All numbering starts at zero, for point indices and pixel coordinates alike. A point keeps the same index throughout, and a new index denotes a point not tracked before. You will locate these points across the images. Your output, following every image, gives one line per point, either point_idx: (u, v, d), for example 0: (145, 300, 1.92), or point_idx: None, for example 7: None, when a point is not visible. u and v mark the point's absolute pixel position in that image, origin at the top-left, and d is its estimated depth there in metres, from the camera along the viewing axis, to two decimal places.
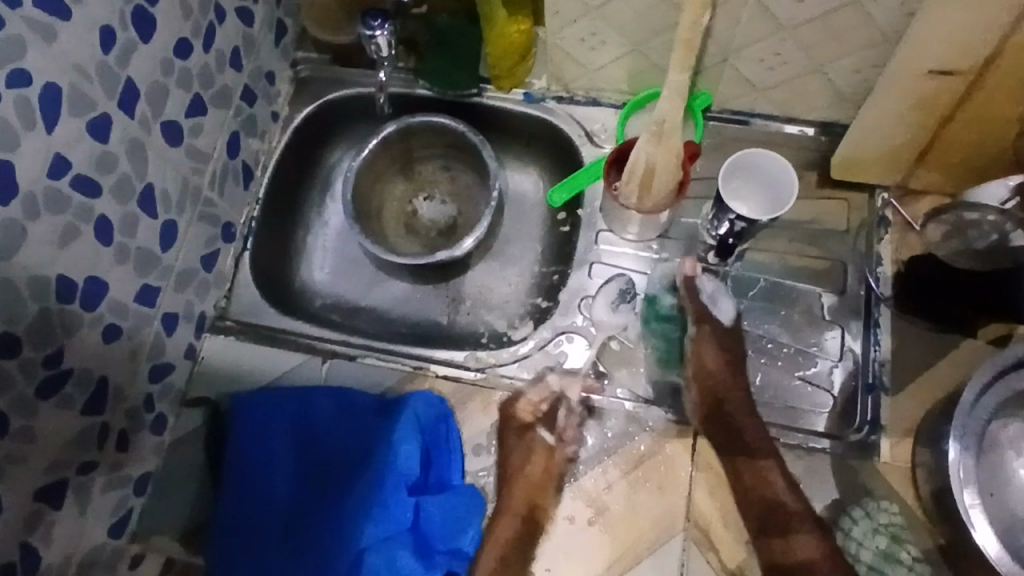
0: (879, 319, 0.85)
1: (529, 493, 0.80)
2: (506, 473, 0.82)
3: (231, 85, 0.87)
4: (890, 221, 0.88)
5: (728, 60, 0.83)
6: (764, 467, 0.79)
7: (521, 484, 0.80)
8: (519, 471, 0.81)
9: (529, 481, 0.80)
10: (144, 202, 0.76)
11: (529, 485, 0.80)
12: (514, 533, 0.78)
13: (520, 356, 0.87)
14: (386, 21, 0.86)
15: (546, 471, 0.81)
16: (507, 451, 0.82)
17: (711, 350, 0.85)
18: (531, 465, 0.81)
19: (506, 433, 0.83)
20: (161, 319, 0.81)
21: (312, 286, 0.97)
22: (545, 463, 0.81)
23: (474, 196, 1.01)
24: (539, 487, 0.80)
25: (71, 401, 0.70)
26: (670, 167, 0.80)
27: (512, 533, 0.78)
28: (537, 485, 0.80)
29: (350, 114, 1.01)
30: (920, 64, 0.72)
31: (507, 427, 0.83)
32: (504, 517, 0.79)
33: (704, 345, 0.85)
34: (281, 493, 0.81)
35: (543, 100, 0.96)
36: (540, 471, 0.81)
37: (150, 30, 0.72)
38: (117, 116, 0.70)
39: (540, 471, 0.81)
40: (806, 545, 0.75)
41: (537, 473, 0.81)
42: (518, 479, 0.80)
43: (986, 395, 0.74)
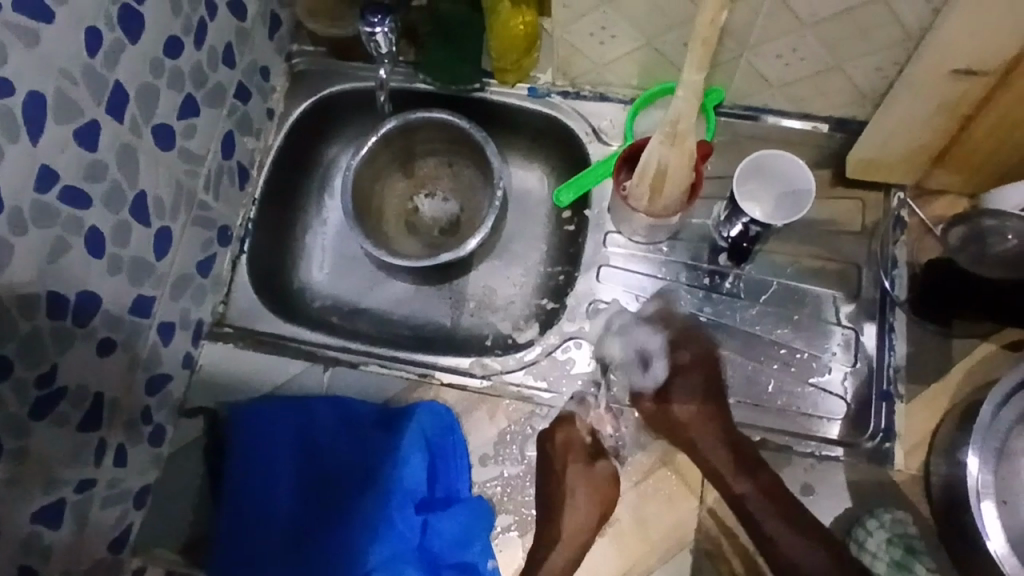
0: (894, 323, 0.83)
1: (584, 522, 0.78)
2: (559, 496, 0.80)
3: (225, 82, 0.84)
4: (906, 222, 0.86)
5: (744, 56, 0.80)
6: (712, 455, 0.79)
7: (582, 516, 0.78)
8: (573, 502, 0.79)
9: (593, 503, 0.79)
10: (136, 209, 0.73)
11: (593, 517, 0.79)
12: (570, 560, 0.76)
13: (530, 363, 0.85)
14: (387, 17, 0.82)
15: (608, 500, 0.79)
16: (572, 484, 0.80)
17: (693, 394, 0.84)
18: (605, 494, 0.80)
19: (575, 468, 0.81)
20: (157, 328, 0.78)
21: (312, 287, 0.95)
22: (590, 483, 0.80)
23: (477, 193, 0.98)
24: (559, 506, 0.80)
25: (65, 419, 0.68)
26: (682, 169, 0.78)
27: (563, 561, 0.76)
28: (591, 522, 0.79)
29: (348, 109, 0.97)
30: (946, 62, 0.69)
31: (574, 463, 0.81)
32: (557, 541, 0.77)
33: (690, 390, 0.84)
34: (282, 510, 0.79)
35: (549, 95, 0.92)
36: (605, 498, 0.80)
37: (139, 28, 0.69)
38: (105, 121, 0.67)
39: (608, 487, 0.80)
40: (742, 484, 0.77)
41: (597, 504, 0.79)
42: (576, 508, 0.79)
43: (1004, 409, 0.74)
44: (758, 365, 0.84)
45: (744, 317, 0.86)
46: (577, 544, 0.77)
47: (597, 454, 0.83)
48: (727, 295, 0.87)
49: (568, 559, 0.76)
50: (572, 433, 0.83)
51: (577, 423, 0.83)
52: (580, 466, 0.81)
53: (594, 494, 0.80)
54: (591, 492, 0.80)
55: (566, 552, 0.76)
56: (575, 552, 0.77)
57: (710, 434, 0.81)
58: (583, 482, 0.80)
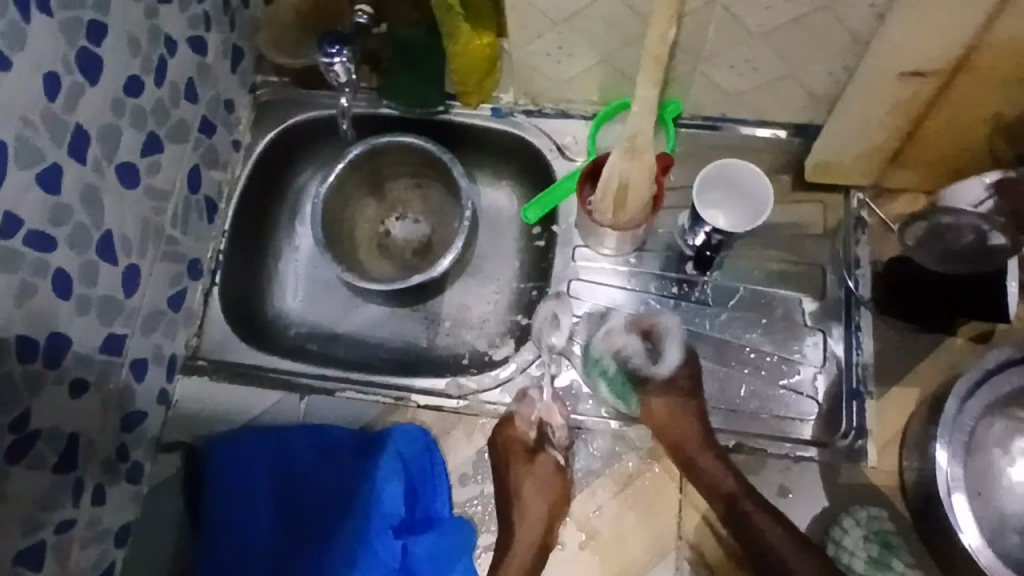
0: (860, 322, 0.85)
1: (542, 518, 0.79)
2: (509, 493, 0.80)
3: (188, 117, 0.84)
4: (866, 222, 0.88)
5: (699, 68, 0.81)
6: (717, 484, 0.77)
7: (534, 513, 0.78)
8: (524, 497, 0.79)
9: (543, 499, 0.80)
10: (102, 248, 0.73)
11: (542, 513, 0.79)
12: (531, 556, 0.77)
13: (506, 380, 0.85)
14: (344, 48, 0.86)
15: (558, 493, 0.81)
16: (516, 482, 0.81)
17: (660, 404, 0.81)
18: (553, 488, 0.81)
19: (515, 465, 0.81)
20: (130, 365, 0.79)
21: (287, 315, 0.95)
22: (548, 482, 0.81)
23: (447, 213, 0.99)
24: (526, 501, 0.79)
25: (41, 462, 0.68)
26: (643, 183, 0.79)
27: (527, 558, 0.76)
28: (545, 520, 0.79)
29: (315, 137, 0.98)
30: (893, 66, 0.70)
31: (512, 455, 0.82)
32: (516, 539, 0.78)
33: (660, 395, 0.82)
34: (262, 538, 0.80)
35: (512, 114, 0.93)
36: (552, 492, 0.80)
37: (98, 70, 0.70)
38: (67, 163, 0.68)
39: (555, 482, 0.81)
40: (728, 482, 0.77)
41: (548, 500, 0.80)
42: (529, 507, 0.79)
43: (970, 402, 0.75)
44: (730, 370, 0.85)
45: (713, 324, 0.87)
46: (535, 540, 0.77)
47: (539, 450, 0.82)
48: (696, 303, 0.88)
49: (532, 556, 0.77)
50: (512, 430, 0.83)
51: (519, 418, 0.83)
52: (524, 463, 0.81)
53: (544, 489, 0.80)
54: (538, 488, 0.80)
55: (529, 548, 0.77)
56: (535, 549, 0.77)
57: (705, 453, 0.79)
58: (530, 478, 0.80)
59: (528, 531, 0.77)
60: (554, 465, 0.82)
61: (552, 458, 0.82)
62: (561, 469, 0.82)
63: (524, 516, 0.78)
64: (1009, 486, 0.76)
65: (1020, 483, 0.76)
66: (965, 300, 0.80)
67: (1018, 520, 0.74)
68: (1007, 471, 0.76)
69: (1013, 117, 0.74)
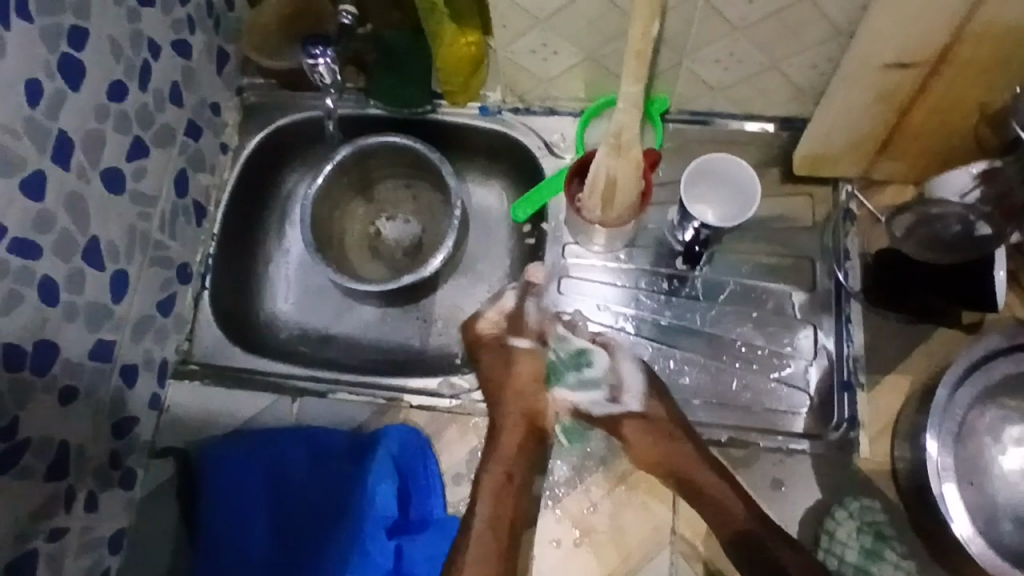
0: (850, 314, 0.85)
1: (490, 514, 0.77)
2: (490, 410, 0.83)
3: (174, 121, 0.84)
4: (855, 214, 0.88)
5: (684, 63, 0.81)
6: (715, 498, 0.76)
7: (505, 459, 0.80)
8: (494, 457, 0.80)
9: (506, 459, 0.80)
10: (89, 255, 0.73)
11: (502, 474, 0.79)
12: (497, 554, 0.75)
13: (497, 301, 0.90)
14: (328, 48, 0.86)
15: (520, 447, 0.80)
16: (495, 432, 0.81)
17: (639, 440, 0.80)
18: (527, 399, 0.83)
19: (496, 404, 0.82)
20: (119, 371, 0.78)
21: (278, 317, 0.95)
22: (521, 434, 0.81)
23: (438, 213, 0.99)
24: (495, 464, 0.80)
25: (31, 471, 0.68)
26: (631, 177, 0.79)
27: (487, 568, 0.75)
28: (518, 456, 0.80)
29: (303, 139, 0.98)
30: (877, 58, 0.70)
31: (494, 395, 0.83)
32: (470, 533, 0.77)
33: (639, 436, 0.81)
34: (257, 549, 0.80)
35: (500, 113, 0.93)
36: (522, 412, 0.82)
37: (80, 77, 0.69)
38: (51, 170, 0.67)
39: (529, 380, 0.84)
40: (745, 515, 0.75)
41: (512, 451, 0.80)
42: (499, 456, 0.80)
43: (959, 391, 0.75)
44: (722, 364, 0.86)
45: (704, 319, 0.87)
46: (489, 523, 0.77)
47: (515, 350, 0.86)
48: (686, 299, 0.88)
49: (487, 534, 0.76)
50: (478, 327, 0.88)
51: (482, 319, 0.88)
52: (497, 404, 0.82)
53: (510, 438, 0.81)
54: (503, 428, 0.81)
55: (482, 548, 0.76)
56: (489, 531, 0.77)
57: (702, 466, 0.78)
58: (508, 395, 0.82)
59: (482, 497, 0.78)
60: (527, 353, 0.86)
61: (517, 347, 0.86)
62: (537, 379, 0.85)
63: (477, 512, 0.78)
64: (1002, 475, 0.76)
65: (1013, 472, 0.76)
66: (964, 289, 0.78)
67: (1011, 509, 0.75)
68: (999, 460, 0.76)
69: (997, 107, 0.74)
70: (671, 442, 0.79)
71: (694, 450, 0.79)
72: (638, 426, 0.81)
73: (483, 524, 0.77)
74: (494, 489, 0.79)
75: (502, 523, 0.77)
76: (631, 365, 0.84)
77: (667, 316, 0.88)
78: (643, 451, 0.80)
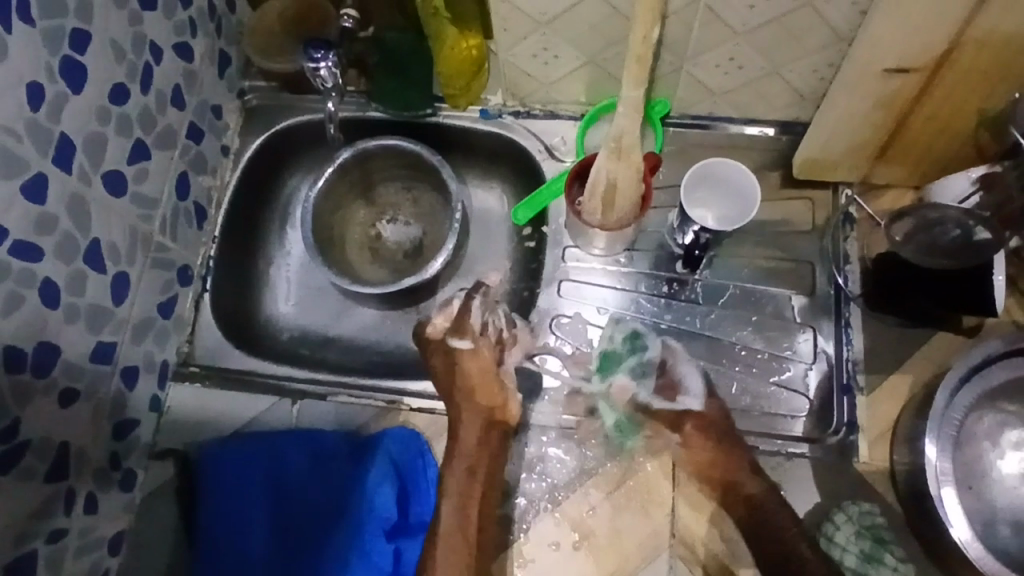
0: (849, 318, 0.85)
1: (456, 511, 0.76)
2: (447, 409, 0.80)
3: (175, 123, 0.84)
4: (855, 218, 0.88)
5: (684, 67, 0.82)
6: (766, 505, 0.75)
7: (465, 458, 0.77)
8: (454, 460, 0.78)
9: (467, 454, 0.78)
10: (90, 256, 0.73)
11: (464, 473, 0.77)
12: (468, 555, 0.74)
13: (445, 305, 0.84)
14: (330, 52, 0.85)
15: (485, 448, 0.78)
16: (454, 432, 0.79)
17: (697, 445, 0.79)
18: (482, 396, 0.80)
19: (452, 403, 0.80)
20: (120, 373, 0.79)
21: (279, 319, 0.95)
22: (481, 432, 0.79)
23: (439, 216, 0.99)
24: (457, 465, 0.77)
25: (31, 472, 0.68)
26: (631, 182, 0.79)
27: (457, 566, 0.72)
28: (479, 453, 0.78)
29: (304, 142, 0.98)
30: (877, 63, 0.70)
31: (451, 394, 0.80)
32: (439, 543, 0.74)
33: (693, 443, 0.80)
34: (256, 550, 0.80)
35: (500, 117, 0.94)
36: (480, 409, 0.79)
37: (82, 79, 0.70)
38: (52, 172, 0.68)
39: (479, 378, 0.80)
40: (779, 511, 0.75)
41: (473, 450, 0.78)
42: (459, 452, 0.77)
43: (957, 396, 0.75)
44: (721, 368, 0.86)
45: (704, 322, 0.87)
46: (458, 536, 0.74)
47: (457, 351, 0.81)
48: (685, 302, 0.88)
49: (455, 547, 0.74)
50: (428, 330, 0.83)
51: (428, 318, 0.84)
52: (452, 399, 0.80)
53: (470, 436, 0.78)
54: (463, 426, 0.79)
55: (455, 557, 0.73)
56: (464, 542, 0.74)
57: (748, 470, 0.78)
58: (459, 395, 0.80)
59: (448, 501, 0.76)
60: (470, 354, 0.81)
61: (458, 349, 0.81)
62: (486, 372, 0.81)
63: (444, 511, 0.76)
64: (1001, 479, 0.76)
65: (1012, 476, 0.76)
66: (962, 294, 0.78)
67: (1009, 513, 0.75)
68: (998, 465, 0.76)
69: (995, 113, 0.74)
70: (722, 446, 0.79)
71: (745, 450, 0.79)
72: (698, 425, 0.80)
73: (450, 523, 0.75)
74: (459, 489, 0.76)
75: (471, 522, 0.75)
76: (692, 370, 0.84)
77: (666, 319, 0.88)
78: (697, 454, 0.79)
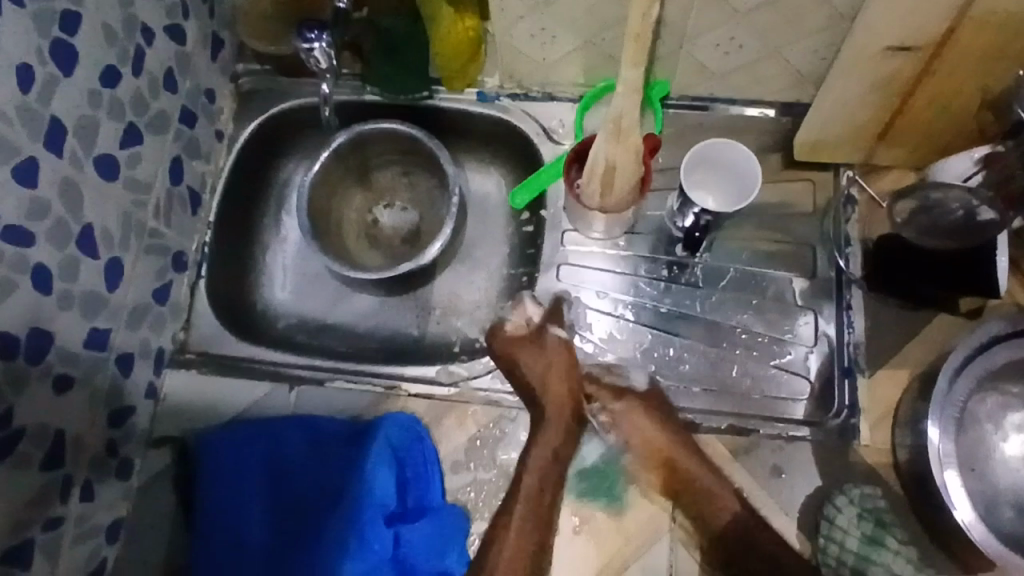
0: (850, 301, 0.84)
1: (534, 489, 0.78)
2: (535, 394, 0.82)
3: (168, 108, 0.83)
4: (856, 200, 0.87)
5: (684, 47, 0.80)
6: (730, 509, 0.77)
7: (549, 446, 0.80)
8: (542, 440, 0.80)
9: (555, 440, 0.80)
10: (83, 242, 0.72)
11: (547, 457, 0.79)
12: (537, 532, 0.77)
13: (519, 304, 0.89)
14: (323, 31, 0.84)
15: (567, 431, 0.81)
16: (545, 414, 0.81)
17: (647, 426, 0.82)
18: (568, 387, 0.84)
19: (552, 388, 0.83)
20: (116, 360, 0.78)
21: (276, 306, 0.94)
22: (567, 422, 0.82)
23: (436, 200, 0.98)
24: (548, 447, 0.80)
25: (27, 460, 0.67)
26: (630, 163, 0.78)
27: (524, 543, 0.77)
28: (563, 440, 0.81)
29: (299, 127, 0.97)
30: (876, 43, 0.69)
31: (549, 380, 0.83)
32: (516, 518, 0.77)
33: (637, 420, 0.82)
34: (254, 534, 0.79)
35: (498, 99, 0.92)
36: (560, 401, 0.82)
37: (73, 62, 0.69)
38: (44, 156, 0.67)
39: (564, 371, 0.84)
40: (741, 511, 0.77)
41: (558, 436, 0.80)
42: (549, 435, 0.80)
43: (959, 380, 0.74)
44: (721, 352, 0.85)
45: (704, 306, 0.87)
46: (537, 515, 0.78)
47: (551, 341, 0.86)
48: (686, 286, 0.88)
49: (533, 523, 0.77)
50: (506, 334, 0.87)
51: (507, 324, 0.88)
52: (540, 382, 0.83)
53: (560, 423, 0.81)
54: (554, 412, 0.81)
55: (531, 534, 0.77)
56: (539, 518, 0.78)
57: (689, 457, 0.80)
58: (550, 380, 0.83)
59: (533, 472, 0.78)
60: (561, 346, 0.86)
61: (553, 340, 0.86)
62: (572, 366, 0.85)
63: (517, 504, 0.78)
64: (1003, 461, 0.76)
65: (1014, 458, 0.76)
66: (962, 276, 0.78)
67: (1012, 494, 0.74)
68: (1000, 447, 0.76)
69: (998, 91, 0.73)
70: (669, 426, 0.81)
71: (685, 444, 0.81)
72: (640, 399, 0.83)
73: (522, 515, 0.77)
74: (542, 469, 0.79)
75: (545, 501, 0.78)
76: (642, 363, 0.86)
77: (666, 304, 0.87)
78: (643, 434, 0.82)
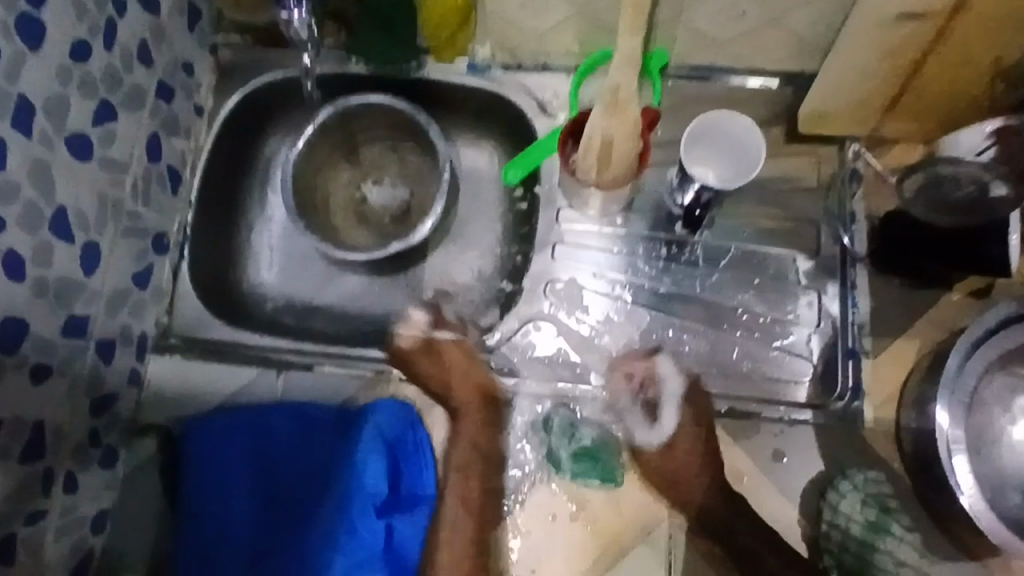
0: (855, 280, 0.82)
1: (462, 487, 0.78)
2: (440, 395, 0.81)
3: (144, 83, 0.79)
4: (861, 174, 0.84)
5: (683, 15, 0.77)
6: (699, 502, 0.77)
7: (467, 437, 0.80)
8: (460, 438, 0.80)
9: (469, 434, 0.80)
10: (57, 226, 0.69)
11: (472, 454, 0.79)
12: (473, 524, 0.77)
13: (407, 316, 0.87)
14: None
15: (484, 424, 0.80)
16: (455, 414, 0.81)
17: (681, 452, 0.78)
18: (476, 380, 0.81)
19: (456, 388, 0.81)
20: (96, 347, 0.75)
21: (263, 287, 0.90)
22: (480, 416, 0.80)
23: (427, 177, 0.94)
24: (466, 446, 0.80)
25: (6, 454, 0.65)
26: (626, 138, 0.75)
27: (464, 537, 0.76)
28: (481, 429, 0.80)
29: (282, 100, 0.93)
30: (888, 6, 0.65)
31: (449, 379, 0.81)
32: (452, 515, 0.77)
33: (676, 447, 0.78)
34: (239, 524, 0.77)
35: (489, 70, 0.89)
36: (468, 388, 0.81)
37: (41, 36, 0.65)
38: (12, 137, 0.63)
39: (462, 369, 0.81)
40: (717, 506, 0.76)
41: (475, 432, 0.80)
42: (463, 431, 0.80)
43: (970, 361, 0.72)
44: (722, 333, 0.83)
45: (704, 285, 0.84)
46: (475, 507, 0.78)
47: (438, 343, 0.83)
48: (685, 265, 0.85)
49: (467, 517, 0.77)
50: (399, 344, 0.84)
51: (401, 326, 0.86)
52: (440, 383, 0.81)
53: (471, 419, 0.80)
54: (462, 412, 0.80)
55: (468, 527, 0.77)
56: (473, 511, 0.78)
57: (701, 478, 0.77)
58: (450, 380, 0.81)
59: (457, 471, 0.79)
60: (452, 345, 0.83)
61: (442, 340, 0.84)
62: (469, 356, 0.82)
63: (448, 498, 0.78)
64: (1011, 444, 0.74)
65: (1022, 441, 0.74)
66: (971, 256, 0.75)
67: (1019, 478, 0.73)
68: (1009, 430, 0.74)
69: (1013, 62, 0.70)
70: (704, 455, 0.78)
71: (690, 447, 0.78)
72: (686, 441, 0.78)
73: (455, 508, 0.77)
74: (466, 462, 0.79)
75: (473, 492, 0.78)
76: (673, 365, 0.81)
77: (665, 283, 0.85)
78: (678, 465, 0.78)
